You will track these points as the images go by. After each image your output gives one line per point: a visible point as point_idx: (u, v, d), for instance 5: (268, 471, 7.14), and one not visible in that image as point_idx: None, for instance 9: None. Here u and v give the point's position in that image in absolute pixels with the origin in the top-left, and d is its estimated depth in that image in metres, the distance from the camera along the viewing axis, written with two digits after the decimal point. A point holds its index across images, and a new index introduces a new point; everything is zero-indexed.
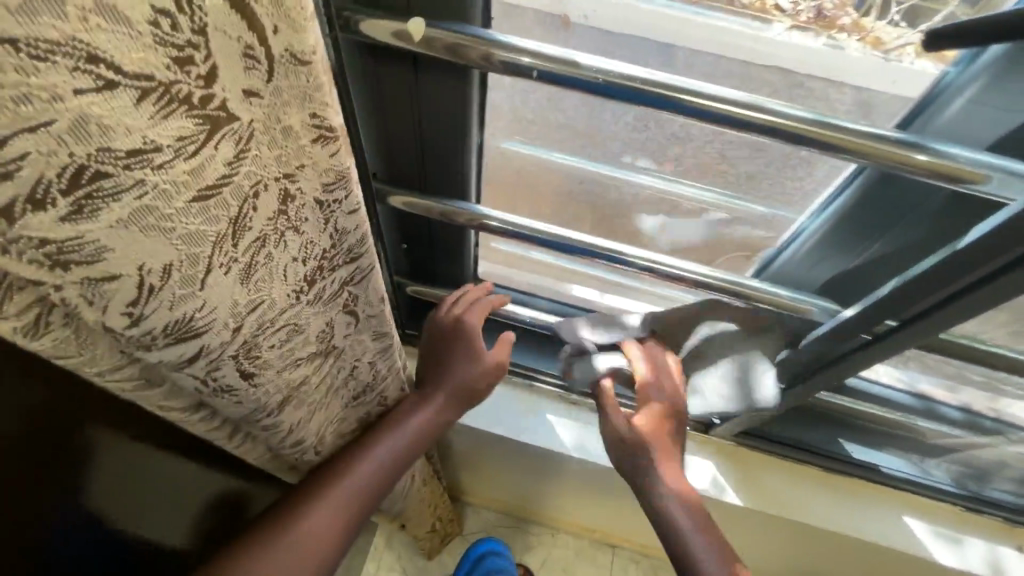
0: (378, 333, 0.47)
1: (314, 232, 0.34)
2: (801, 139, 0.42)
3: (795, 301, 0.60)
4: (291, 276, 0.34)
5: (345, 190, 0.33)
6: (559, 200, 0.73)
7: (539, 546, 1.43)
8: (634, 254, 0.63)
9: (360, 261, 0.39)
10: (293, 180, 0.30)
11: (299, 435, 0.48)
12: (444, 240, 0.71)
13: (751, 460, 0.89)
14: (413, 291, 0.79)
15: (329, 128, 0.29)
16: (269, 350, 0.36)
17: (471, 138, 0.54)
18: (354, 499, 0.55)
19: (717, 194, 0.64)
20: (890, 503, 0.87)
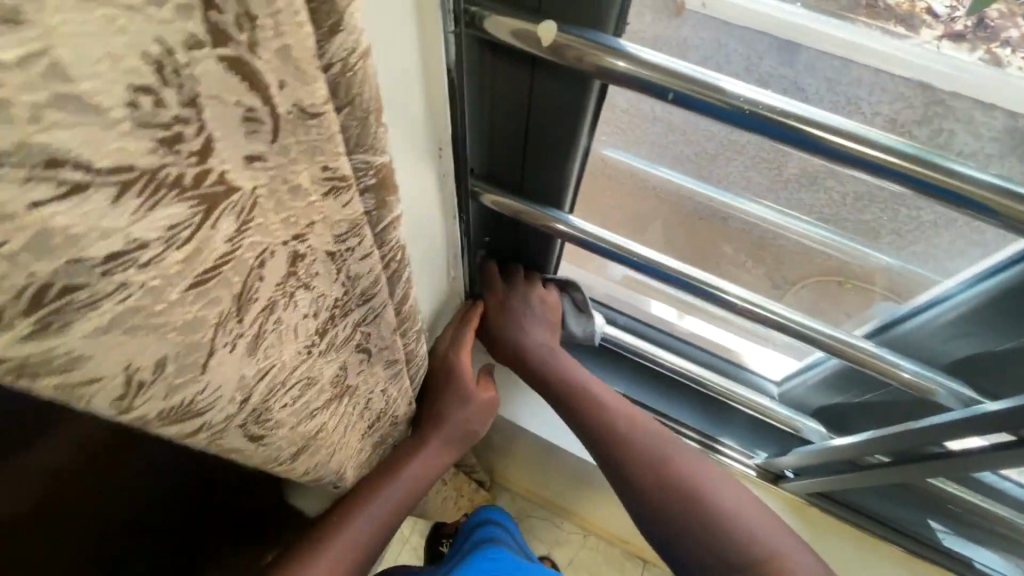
0: (392, 358, 0.45)
1: (329, 282, 0.31)
2: (950, 194, 0.34)
3: (921, 378, 0.51)
4: (301, 336, 0.32)
5: (357, 239, 0.30)
6: (641, 205, 0.66)
7: (569, 543, 1.41)
8: (733, 292, 0.56)
9: (376, 300, 0.36)
10: (303, 239, 0.26)
11: (316, 471, 0.47)
12: (530, 245, 0.66)
13: (820, 521, 0.81)
14: None
15: (341, 176, 0.25)
16: (280, 407, 0.34)
17: (577, 143, 0.49)
18: (355, 549, 0.57)
19: (815, 226, 0.59)
20: None
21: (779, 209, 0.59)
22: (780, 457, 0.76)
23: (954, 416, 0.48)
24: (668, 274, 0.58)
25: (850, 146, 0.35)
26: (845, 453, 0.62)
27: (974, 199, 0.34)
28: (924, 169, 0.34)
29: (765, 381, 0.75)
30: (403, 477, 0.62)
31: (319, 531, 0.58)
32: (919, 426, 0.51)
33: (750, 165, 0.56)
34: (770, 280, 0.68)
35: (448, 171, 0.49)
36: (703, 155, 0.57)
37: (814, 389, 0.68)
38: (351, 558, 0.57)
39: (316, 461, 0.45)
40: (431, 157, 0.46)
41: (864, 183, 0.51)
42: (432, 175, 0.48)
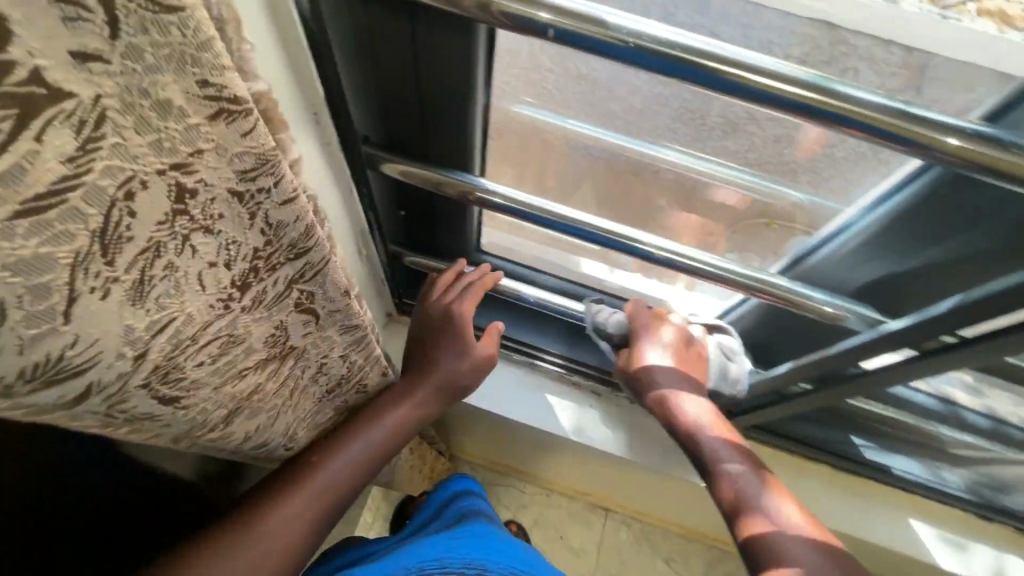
0: (343, 324, 0.43)
1: (241, 230, 0.29)
2: (866, 127, 0.35)
3: (838, 309, 0.54)
4: (210, 287, 0.30)
5: (272, 178, 0.28)
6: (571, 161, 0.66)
7: (533, 505, 1.44)
8: (650, 242, 0.58)
9: (311, 254, 0.34)
10: (189, 172, 0.24)
11: (262, 438, 0.45)
12: (445, 214, 0.66)
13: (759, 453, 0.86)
14: (410, 263, 0.74)
15: (233, 98, 0.23)
16: (196, 367, 0.33)
17: (475, 97, 0.46)
18: (330, 493, 0.51)
19: (746, 176, 0.59)
20: (896, 502, 0.86)
21: (703, 156, 0.59)
22: None
23: (863, 339, 0.51)
24: (591, 232, 0.59)
25: (761, 82, 0.34)
26: (770, 385, 0.66)
27: (875, 124, 0.34)
28: (830, 99, 0.34)
29: None
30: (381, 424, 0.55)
31: (285, 470, 0.51)
32: (831, 353, 0.55)
33: (673, 117, 0.55)
34: (703, 229, 0.70)
35: (331, 138, 0.50)
36: (633, 111, 0.56)
37: (739, 329, 0.72)
38: (316, 508, 0.49)
39: (260, 429, 0.44)
40: (308, 124, 0.45)
41: (779, 126, 0.50)
42: (315, 145, 0.48)
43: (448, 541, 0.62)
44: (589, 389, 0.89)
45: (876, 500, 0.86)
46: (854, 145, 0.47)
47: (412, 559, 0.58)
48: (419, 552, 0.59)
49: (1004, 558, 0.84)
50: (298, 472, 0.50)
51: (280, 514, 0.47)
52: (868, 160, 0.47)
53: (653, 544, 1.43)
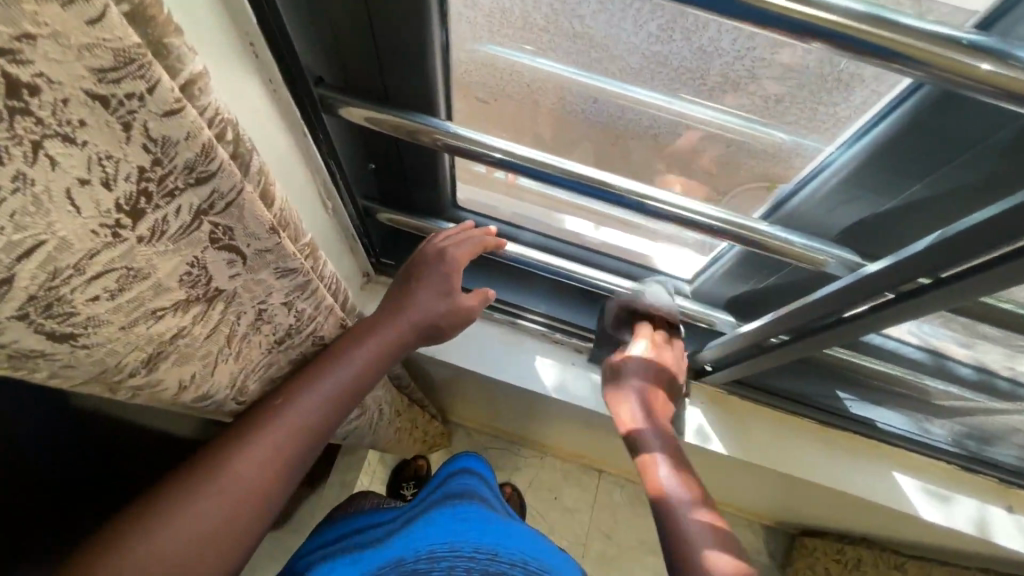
0: (282, 269, 0.38)
1: (114, 142, 0.24)
2: (849, 41, 0.32)
3: (807, 250, 0.52)
4: (87, 209, 0.25)
5: (143, 82, 0.23)
6: (552, 117, 0.63)
7: (526, 468, 1.45)
8: (623, 186, 0.56)
9: (216, 181, 0.29)
10: (19, 60, 0.19)
11: (199, 391, 0.40)
12: (415, 163, 0.63)
13: (744, 410, 0.86)
14: (385, 219, 0.71)
15: None
16: (90, 303, 0.28)
17: (430, 33, 0.43)
18: (295, 440, 0.47)
19: (737, 121, 0.55)
20: (881, 457, 0.86)
21: (701, 104, 0.55)
22: (699, 352, 0.79)
23: (841, 283, 0.49)
24: (564, 179, 0.57)
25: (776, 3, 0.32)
26: (751, 336, 0.65)
27: (888, 45, 0.32)
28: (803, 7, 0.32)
29: (677, 282, 0.76)
30: (353, 362, 0.50)
31: (252, 416, 0.47)
32: (812, 299, 0.53)
33: (673, 77, 0.52)
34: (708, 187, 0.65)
35: (274, 75, 0.47)
36: (629, 72, 0.53)
37: (719, 282, 0.70)
38: (280, 461, 0.46)
39: (196, 382, 0.39)
40: (246, 56, 0.42)
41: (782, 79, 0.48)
42: (256, 83, 0.45)
43: (455, 523, 0.64)
44: (573, 348, 0.88)
45: (860, 453, 0.86)
46: (857, 103, 0.45)
47: (420, 544, 0.62)
48: (427, 535, 0.63)
49: (987, 510, 0.84)
50: (265, 416, 0.46)
51: (252, 461, 0.44)
52: (846, 92, 0.45)
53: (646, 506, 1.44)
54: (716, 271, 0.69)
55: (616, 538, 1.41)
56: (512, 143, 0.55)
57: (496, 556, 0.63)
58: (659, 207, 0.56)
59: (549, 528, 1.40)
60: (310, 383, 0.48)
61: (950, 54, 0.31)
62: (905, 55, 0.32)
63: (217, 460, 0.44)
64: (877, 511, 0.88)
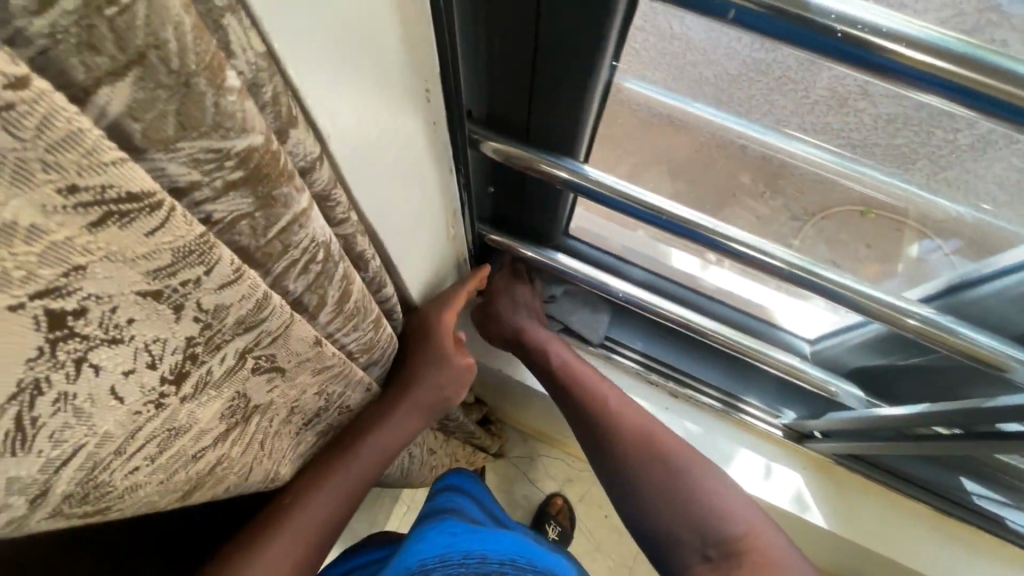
0: (321, 367, 0.35)
1: (163, 325, 0.22)
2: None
3: (927, 327, 0.46)
4: (131, 397, 0.22)
5: (202, 266, 0.21)
6: (672, 140, 0.58)
7: (579, 481, 1.41)
8: (775, 254, 0.50)
9: (267, 323, 0.26)
10: (65, 293, 0.17)
11: (243, 487, 0.37)
12: (538, 194, 0.60)
13: (848, 483, 0.78)
14: (492, 241, 0.68)
15: (134, 197, 0.17)
16: (129, 474, 0.25)
17: (599, 73, 0.38)
18: (312, 532, 0.46)
19: (868, 167, 0.49)
20: (1006, 559, 0.75)
21: (836, 151, 0.49)
22: (809, 419, 0.72)
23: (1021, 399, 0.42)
24: (674, 222, 0.51)
25: (922, 61, 0.27)
26: (893, 424, 0.57)
27: (992, 94, 0.27)
28: (977, 76, 0.26)
29: (798, 341, 0.69)
30: (365, 454, 0.49)
31: (264, 513, 0.45)
32: (982, 404, 0.46)
33: (773, 87, 0.45)
34: (787, 212, 0.61)
35: (438, 116, 0.42)
36: (725, 79, 0.47)
37: (855, 351, 0.62)
38: (300, 552, 0.45)
39: (234, 488, 0.36)
40: (418, 100, 0.38)
41: (901, 103, 0.41)
42: (422, 125, 0.41)
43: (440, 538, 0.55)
44: (667, 391, 0.81)
45: (979, 548, 0.76)
46: (983, 132, 0.40)
47: (410, 560, 0.52)
48: (416, 551, 0.53)
49: None
50: (279, 512, 0.45)
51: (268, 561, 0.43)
52: None
53: None
54: (854, 338, 0.62)
55: None
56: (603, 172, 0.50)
57: (485, 559, 0.52)
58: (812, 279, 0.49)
59: (595, 543, 1.36)
60: (320, 479, 0.47)
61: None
62: (1015, 110, 0.27)
63: (232, 558, 0.42)
64: None
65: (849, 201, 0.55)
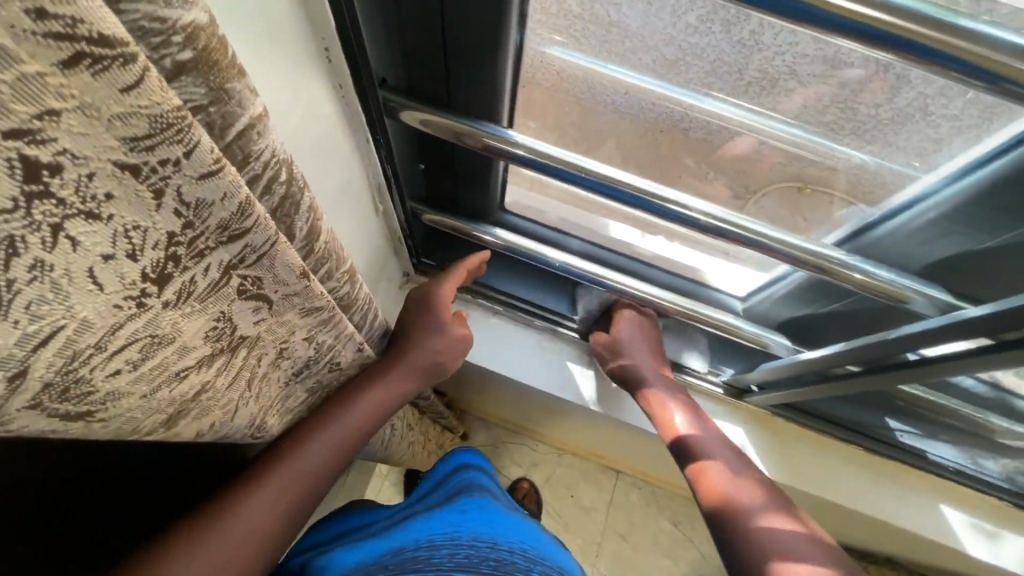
0: (308, 308, 0.35)
1: (141, 211, 0.21)
2: (911, 48, 0.30)
3: (868, 280, 0.49)
4: (109, 286, 0.22)
5: (180, 146, 0.20)
6: (608, 122, 0.61)
7: (544, 464, 1.43)
8: (697, 207, 0.53)
9: (251, 237, 0.26)
10: (40, 140, 0.16)
11: (220, 432, 0.36)
12: (467, 167, 0.62)
13: (787, 433, 0.84)
14: (429, 220, 0.69)
15: (102, 40, 0.16)
16: (110, 377, 0.24)
17: (507, 39, 0.43)
18: (305, 483, 0.45)
19: (807, 132, 0.53)
20: (928, 489, 0.83)
21: (769, 114, 0.52)
22: (747, 372, 0.77)
23: (930, 323, 0.46)
24: (595, 182, 0.54)
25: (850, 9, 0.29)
26: (814, 365, 0.62)
27: (907, 36, 0.30)
28: (899, 21, 0.29)
29: (730, 299, 0.74)
30: (358, 408, 0.50)
31: (255, 463, 0.45)
32: (890, 336, 0.50)
33: (708, 71, 0.50)
34: (730, 190, 0.64)
35: (344, 80, 0.45)
36: (662, 63, 0.51)
37: (779, 302, 0.68)
38: (285, 503, 0.44)
39: (218, 428, 0.36)
40: (319, 61, 0.41)
41: (825, 78, 0.46)
42: (323, 84, 0.43)
43: (445, 520, 0.54)
44: None
45: (906, 482, 0.83)
46: (902, 105, 0.45)
47: (416, 535, 0.52)
48: (424, 529, 0.53)
49: None
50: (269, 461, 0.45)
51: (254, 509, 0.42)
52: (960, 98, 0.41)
53: (665, 508, 1.42)
54: (779, 290, 0.67)
55: (631, 539, 1.39)
56: (538, 141, 0.52)
57: (495, 544, 0.53)
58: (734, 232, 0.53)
59: (564, 524, 1.39)
60: (313, 431, 0.47)
61: (989, 53, 0.29)
62: (908, 42, 0.30)
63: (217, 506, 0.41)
64: (916, 539, 0.86)
65: (784, 176, 0.60)
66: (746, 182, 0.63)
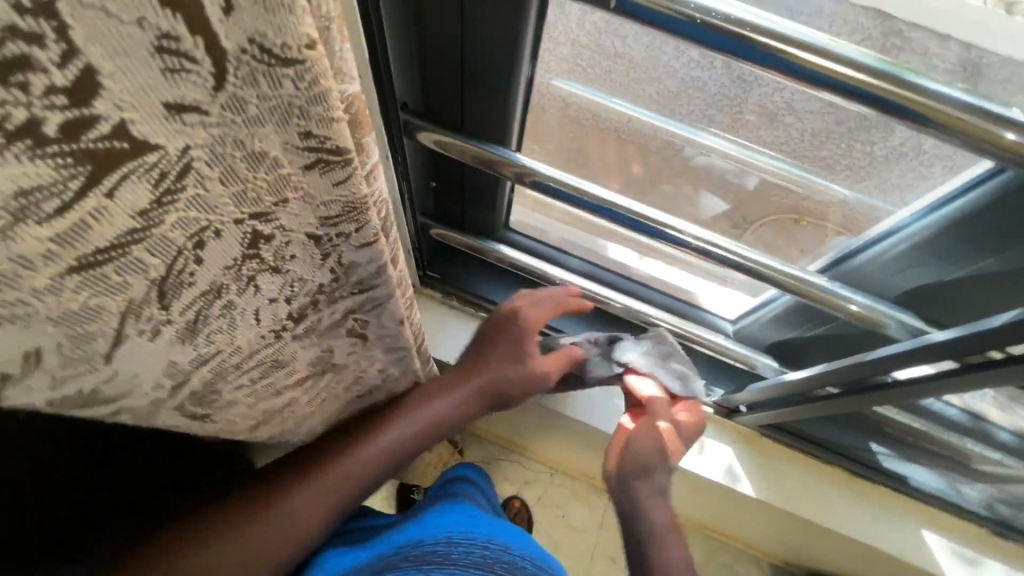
0: (390, 345, 0.48)
1: (309, 270, 0.33)
2: (868, 96, 0.35)
3: (868, 311, 0.53)
4: (265, 320, 0.34)
5: (355, 224, 0.31)
6: (611, 150, 0.65)
7: (537, 483, 1.45)
8: (688, 231, 0.57)
9: (375, 289, 0.38)
10: (269, 220, 0.27)
11: (297, 429, 0.52)
12: (477, 188, 0.66)
13: (775, 453, 0.87)
14: (437, 234, 0.74)
15: (336, 149, 0.25)
16: (233, 389, 0.38)
17: (520, 71, 0.48)
18: (353, 481, 0.54)
19: (795, 168, 0.57)
20: (910, 514, 0.86)
21: (754, 147, 0.57)
22: (736, 393, 0.79)
23: (900, 347, 0.50)
24: (596, 203, 0.58)
25: (825, 66, 0.34)
26: (797, 386, 0.65)
27: (867, 90, 0.34)
28: (851, 71, 0.33)
29: (721, 321, 0.78)
30: (413, 417, 0.57)
31: (320, 454, 0.56)
32: (866, 358, 0.54)
33: (710, 104, 0.53)
34: (728, 221, 0.68)
35: (372, 104, 0.49)
36: (668, 95, 0.55)
37: (767, 325, 0.72)
38: (335, 498, 0.53)
39: (293, 426, 0.51)
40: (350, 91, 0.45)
41: (822, 109, 0.49)
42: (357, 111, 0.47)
43: (462, 517, 0.54)
44: None
45: (888, 507, 0.85)
46: (895, 143, 0.48)
47: (434, 530, 0.52)
48: (443, 523, 0.53)
49: None
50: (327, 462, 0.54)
51: (303, 504, 0.52)
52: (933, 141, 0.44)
53: None
54: (767, 313, 0.71)
55: (621, 561, 1.39)
56: (542, 164, 0.56)
57: (508, 548, 0.51)
58: (733, 257, 0.56)
59: (554, 544, 1.40)
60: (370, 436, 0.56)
61: (941, 108, 0.33)
62: (858, 90, 0.34)
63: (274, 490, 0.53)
64: (899, 566, 0.88)
65: (780, 209, 0.64)
66: (741, 212, 0.67)
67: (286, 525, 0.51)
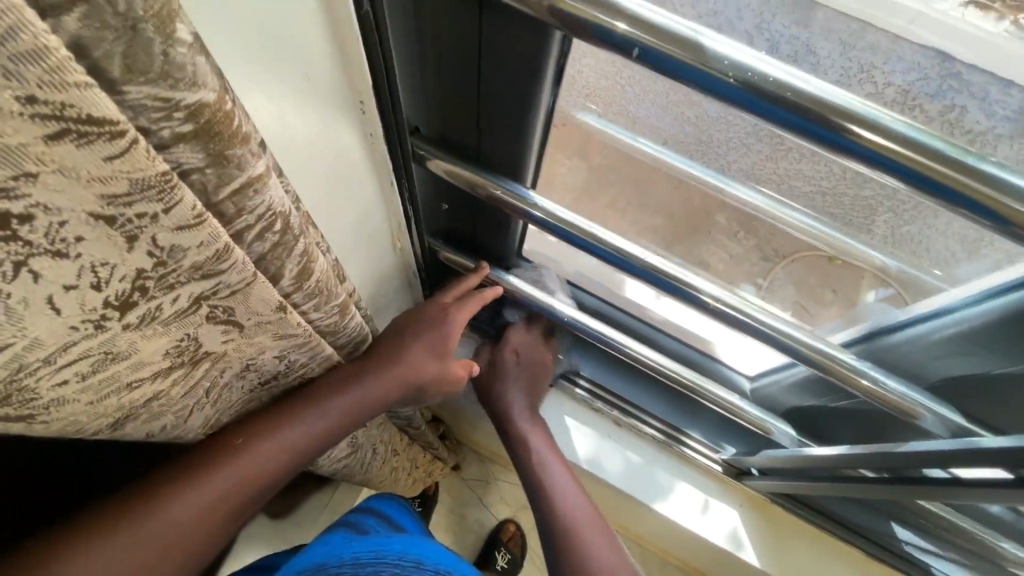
0: (281, 333, 0.36)
1: (114, 251, 0.22)
2: (916, 179, 0.29)
3: (906, 401, 0.47)
4: (68, 310, 0.23)
5: (161, 204, 0.21)
6: (636, 174, 0.62)
7: None
8: (706, 290, 0.52)
9: (225, 276, 0.27)
10: (13, 196, 0.18)
11: (177, 431, 0.41)
12: (491, 216, 0.63)
13: (783, 522, 0.82)
14: (445, 258, 0.69)
15: (101, 121, 0.17)
16: (56, 387, 0.27)
17: (540, 99, 0.44)
18: (255, 481, 0.46)
19: (820, 226, 0.56)
20: None
21: (784, 200, 0.55)
22: (749, 455, 0.73)
23: (945, 445, 0.44)
24: (610, 252, 0.54)
25: (870, 139, 0.29)
26: (823, 464, 0.59)
27: (927, 175, 0.29)
28: (891, 143, 0.28)
29: (737, 376, 0.73)
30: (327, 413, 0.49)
31: (175, 478, 0.43)
32: (900, 449, 0.48)
33: (753, 132, 0.48)
34: (759, 252, 0.65)
35: (376, 131, 0.46)
36: (703, 119, 0.49)
37: (787, 390, 0.67)
38: (230, 503, 0.45)
39: (172, 427, 0.39)
40: (351, 112, 0.43)
41: None
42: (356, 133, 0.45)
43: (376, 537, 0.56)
44: (612, 419, 0.84)
45: None
46: None
47: (345, 551, 0.54)
48: (351, 546, 0.55)
49: None
50: (195, 469, 0.44)
51: (192, 504, 0.43)
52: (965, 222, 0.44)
53: None
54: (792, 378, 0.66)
55: None
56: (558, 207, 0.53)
57: (421, 564, 0.54)
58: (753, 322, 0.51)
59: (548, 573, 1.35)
60: (263, 438, 0.46)
61: (998, 197, 0.28)
62: (905, 168, 0.29)
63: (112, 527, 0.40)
64: None
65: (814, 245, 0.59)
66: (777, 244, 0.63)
67: (155, 533, 0.41)
